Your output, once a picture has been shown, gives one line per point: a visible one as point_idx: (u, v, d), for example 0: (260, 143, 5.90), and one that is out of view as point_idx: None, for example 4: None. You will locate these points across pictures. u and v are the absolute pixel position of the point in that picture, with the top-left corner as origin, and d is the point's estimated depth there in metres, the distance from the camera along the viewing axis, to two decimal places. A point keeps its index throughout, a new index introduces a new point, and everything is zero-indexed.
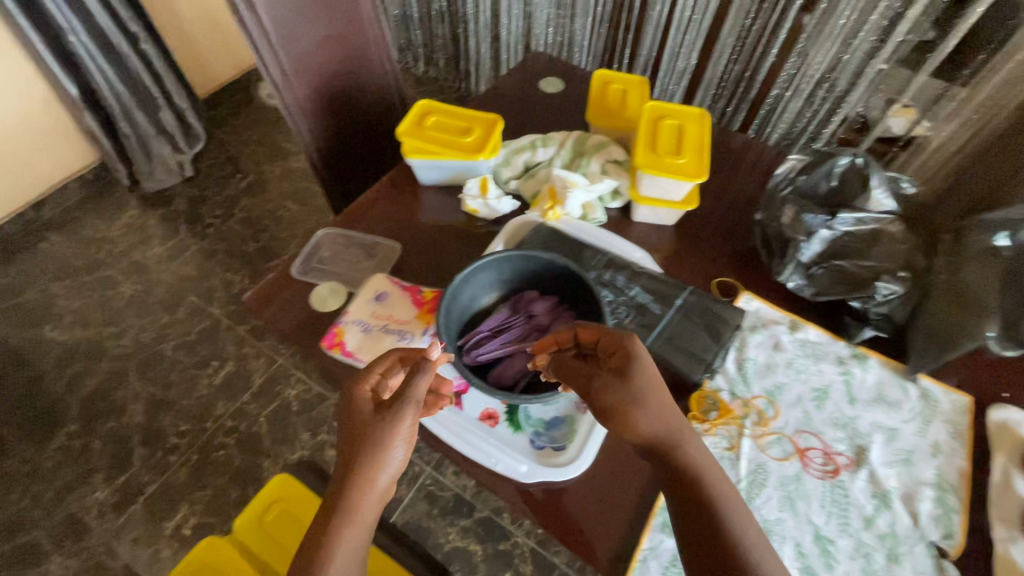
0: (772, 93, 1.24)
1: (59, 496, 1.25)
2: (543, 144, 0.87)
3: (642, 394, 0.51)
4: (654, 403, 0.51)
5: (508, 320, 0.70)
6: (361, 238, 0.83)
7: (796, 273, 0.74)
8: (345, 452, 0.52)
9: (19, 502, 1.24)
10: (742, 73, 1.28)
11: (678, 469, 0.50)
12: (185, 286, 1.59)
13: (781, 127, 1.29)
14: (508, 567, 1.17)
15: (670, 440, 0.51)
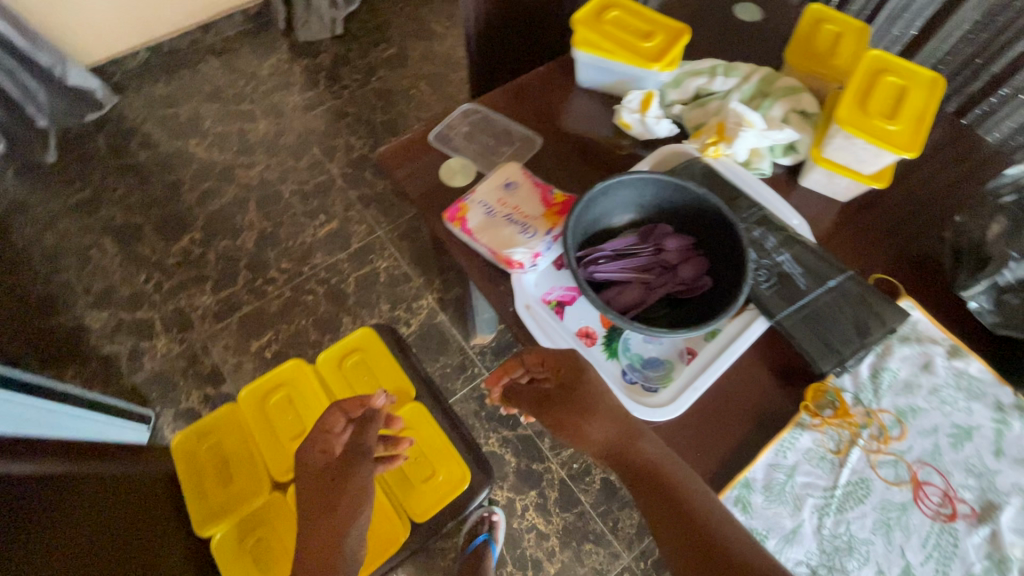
0: (1002, 90, 1.04)
1: (174, 289, 1.41)
2: (725, 72, 0.77)
3: (593, 394, 0.57)
4: (600, 403, 0.56)
5: (634, 247, 0.64)
6: (502, 123, 0.78)
7: (985, 294, 0.62)
8: (317, 498, 0.72)
9: (143, 284, 1.41)
10: (972, 58, 1.07)
11: (642, 469, 0.54)
12: (313, 138, 1.66)
13: (997, 134, 1.08)
14: (535, 487, 1.20)
15: (621, 435, 0.55)
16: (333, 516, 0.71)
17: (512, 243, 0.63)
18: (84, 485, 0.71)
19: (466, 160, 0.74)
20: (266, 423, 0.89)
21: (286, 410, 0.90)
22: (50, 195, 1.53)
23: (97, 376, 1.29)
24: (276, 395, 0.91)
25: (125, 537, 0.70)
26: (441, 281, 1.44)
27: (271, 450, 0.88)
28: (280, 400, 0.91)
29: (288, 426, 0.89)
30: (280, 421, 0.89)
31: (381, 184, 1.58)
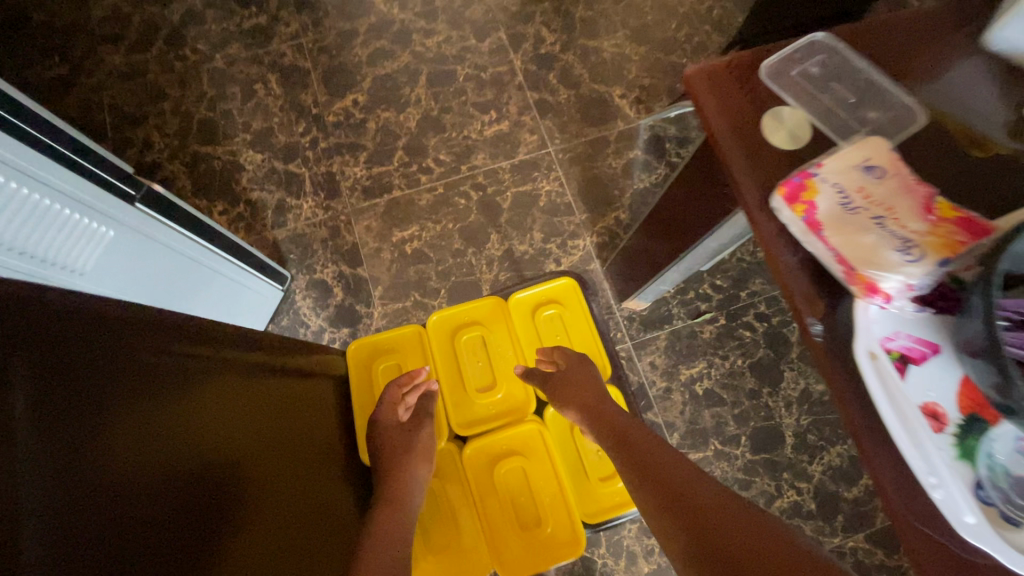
0: None
1: (328, 151, 1.32)
2: None
3: (578, 372, 0.84)
4: (583, 376, 0.84)
5: None
6: (859, 69, 0.54)
7: None
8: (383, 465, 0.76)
9: (299, 137, 1.33)
10: None
11: (620, 444, 0.72)
12: (502, 17, 1.44)
13: None
14: None
15: (595, 409, 0.79)
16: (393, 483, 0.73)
17: (877, 261, 0.43)
18: (241, 379, 0.60)
19: (804, 114, 0.52)
20: (455, 363, 0.92)
21: (477, 354, 0.92)
22: (225, 14, 1.43)
23: (243, 220, 1.26)
24: (467, 334, 0.93)
25: (274, 445, 0.60)
26: (604, 225, 1.26)
27: (458, 393, 0.91)
28: (470, 341, 0.93)
29: (477, 372, 0.91)
30: (469, 364, 0.92)
31: (564, 94, 1.36)
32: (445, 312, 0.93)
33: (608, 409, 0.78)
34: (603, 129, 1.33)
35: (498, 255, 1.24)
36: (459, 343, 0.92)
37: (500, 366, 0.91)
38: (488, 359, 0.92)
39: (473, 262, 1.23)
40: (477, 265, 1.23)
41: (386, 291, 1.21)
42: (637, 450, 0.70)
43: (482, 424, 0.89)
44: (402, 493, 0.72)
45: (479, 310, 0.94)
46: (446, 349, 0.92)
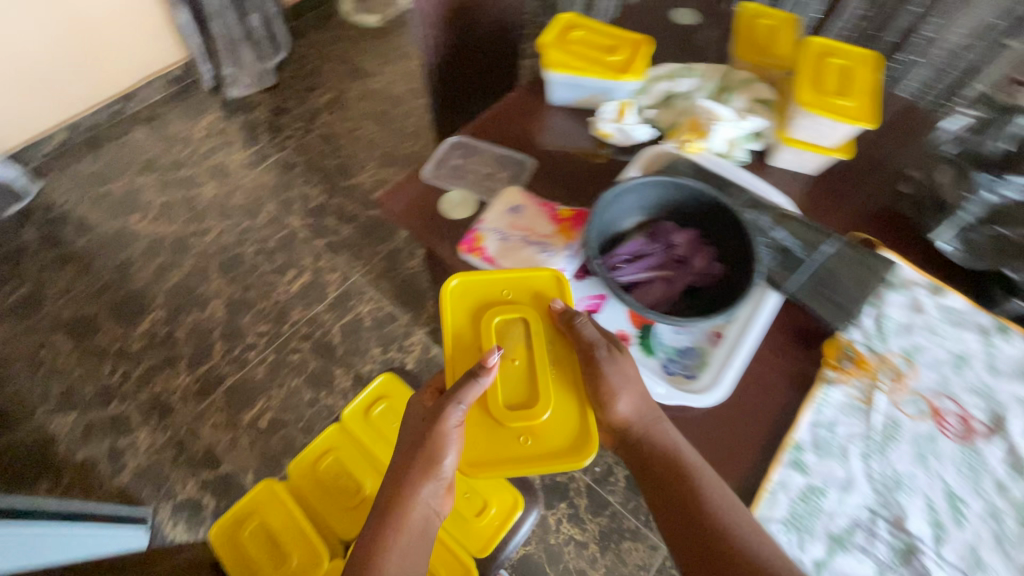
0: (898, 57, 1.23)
1: (145, 375, 1.32)
2: (685, 74, 0.82)
3: (623, 392, 0.57)
4: (622, 399, 0.57)
5: (646, 247, 0.68)
6: (490, 150, 0.80)
7: (953, 237, 0.70)
8: (400, 459, 0.60)
9: (108, 377, 1.31)
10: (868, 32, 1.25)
11: (681, 500, 0.55)
12: (265, 194, 1.61)
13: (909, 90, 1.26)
14: (564, 499, 1.21)
15: (648, 449, 0.57)
16: (406, 495, 0.58)
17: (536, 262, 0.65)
18: None
19: (465, 192, 0.75)
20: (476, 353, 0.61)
21: (514, 348, 0.61)
22: None
23: (76, 486, 1.18)
24: (503, 322, 0.62)
25: None
26: (427, 314, 1.42)
27: (480, 400, 0.60)
28: (506, 327, 0.62)
29: (511, 373, 0.60)
30: (502, 361, 0.60)
31: (345, 229, 1.55)
32: (472, 279, 0.64)
33: (671, 454, 0.56)
34: (390, 242, 1.53)
35: (349, 385, 1.32)
36: (491, 333, 0.61)
37: (546, 360, 0.60)
38: (528, 357, 0.61)
39: (329, 403, 1.29)
40: (334, 403, 1.29)
41: (259, 472, 1.21)
42: (685, 507, 0.54)
43: (507, 448, 0.58)
44: (411, 517, 0.58)
45: (526, 289, 0.63)
46: (473, 342, 0.61)
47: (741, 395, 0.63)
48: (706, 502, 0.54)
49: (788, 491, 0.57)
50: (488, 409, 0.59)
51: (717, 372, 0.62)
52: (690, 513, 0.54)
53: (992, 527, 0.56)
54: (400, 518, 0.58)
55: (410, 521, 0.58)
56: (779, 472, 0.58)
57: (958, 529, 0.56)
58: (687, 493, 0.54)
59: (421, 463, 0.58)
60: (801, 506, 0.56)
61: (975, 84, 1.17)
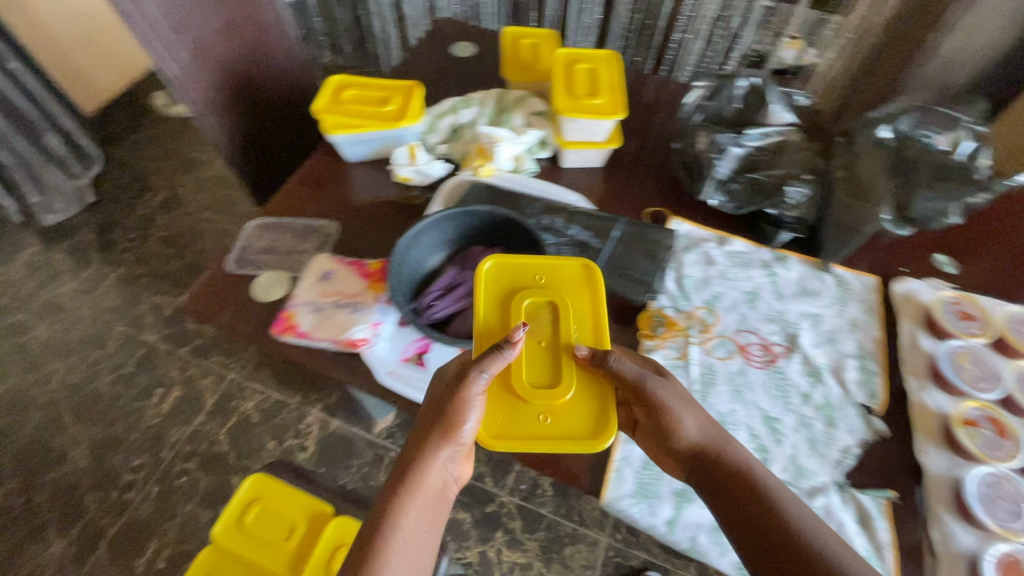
0: (674, 37, 1.35)
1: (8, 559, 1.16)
2: (465, 105, 0.88)
3: (683, 420, 0.54)
4: (689, 421, 0.54)
5: (458, 277, 0.71)
6: (293, 224, 0.80)
7: (716, 192, 0.79)
8: (419, 423, 0.55)
9: None
10: (643, 21, 1.36)
11: (741, 506, 0.51)
12: (110, 317, 1.48)
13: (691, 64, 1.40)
14: (498, 528, 1.20)
15: (713, 467, 0.53)
16: (422, 461, 0.53)
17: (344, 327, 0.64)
18: None
19: (275, 272, 0.74)
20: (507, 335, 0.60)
21: (541, 329, 0.60)
22: None
23: None
24: (533, 306, 0.61)
25: None
26: (317, 390, 1.36)
27: (504, 377, 0.58)
28: (536, 311, 0.61)
29: (539, 354, 0.59)
30: (530, 339, 0.59)
31: (209, 329, 1.46)
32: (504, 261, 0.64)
33: (737, 468, 0.53)
34: None
35: None
36: (522, 315, 0.60)
37: (571, 348, 0.59)
38: (556, 345, 0.59)
39: None
40: None
41: None
42: (747, 512, 0.51)
43: (529, 426, 0.56)
44: (429, 485, 0.53)
45: (560, 276, 0.63)
46: (501, 324, 0.60)
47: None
48: (764, 490, 0.51)
49: (632, 464, 0.61)
50: (511, 386, 0.57)
51: None
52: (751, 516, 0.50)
53: (805, 435, 0.64)
54: (416, 482, 0.53)
55: (428, 488, 0.53)
56: (621, 448, 0.61)
57: (778, 447, 0.63)
58: (749, 498, 0.51)
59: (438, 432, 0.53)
60: (645, 474, 0.60)
61: (740, 45, 1.31)
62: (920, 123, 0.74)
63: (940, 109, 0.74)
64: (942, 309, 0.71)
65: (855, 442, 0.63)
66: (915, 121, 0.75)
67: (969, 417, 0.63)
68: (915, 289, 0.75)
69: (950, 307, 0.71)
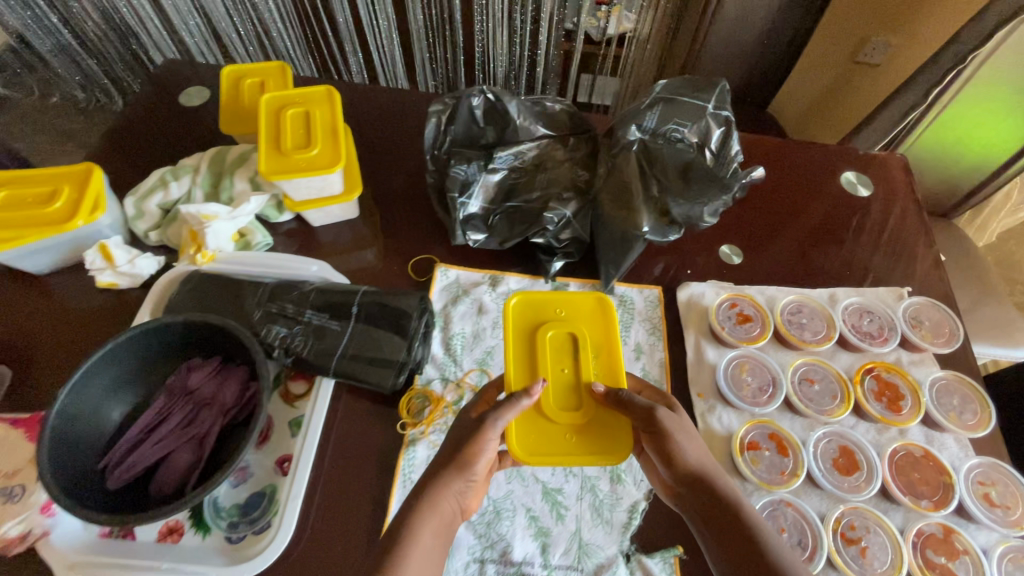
0: (476, 28, 1.08)
1: None
2: (175, 176, 0.73)
3: (692, 445, 0.49)
4: (692, 447, 0.48)
5: (166, 409, 0.58)
6: None
7: (474, 230, 0.68)
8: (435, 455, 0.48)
9: None
10: (441, 15, 1.07)
11: (733, 536, 0.45)
12: None
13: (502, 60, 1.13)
14: None
15: (708, 496, 0.47)
16: (449, 476, 0.46)
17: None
18: None
19: None
20: (533, 368, 0.54)
21: (563, 358, 0.55)
22: None
23: None
24: (555, 336, 0.56)
25: None
26: None
27: (531, 410, 0.53)
28: (559, 342, 0.56)
29: (562, 384, 0.54)
30: (551, 366, 0.54)
31: None
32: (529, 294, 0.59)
33: (731, 497, 0.47)
34: None
35: None
36: (547, 348, 0.55)
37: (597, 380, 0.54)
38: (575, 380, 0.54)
39: None
40: None
41: None
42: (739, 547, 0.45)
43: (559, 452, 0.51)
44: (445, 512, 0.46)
45: (579, 309, 0.58)
46: (526, 356, 0.55)
47: (327, 512, 0.56)
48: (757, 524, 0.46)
49: None
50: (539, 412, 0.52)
51: (283, 512, 0.54)
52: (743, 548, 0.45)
53: (589, 501, 0.57)
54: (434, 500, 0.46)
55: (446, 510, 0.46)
56: None
57: (559, 525, 0.55)
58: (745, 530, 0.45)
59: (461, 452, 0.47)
60: None
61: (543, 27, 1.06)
62: (667, 115, 0.67)
63: (684, 97, 0.68)
64: (719, 315, 0.66)
65: (642, 496, 0.57)
66: (662, 114, 0.67)
67: (750, 439, 0.58)
68: (699, 292, 0.69)
69: (727, 310, 0.67)
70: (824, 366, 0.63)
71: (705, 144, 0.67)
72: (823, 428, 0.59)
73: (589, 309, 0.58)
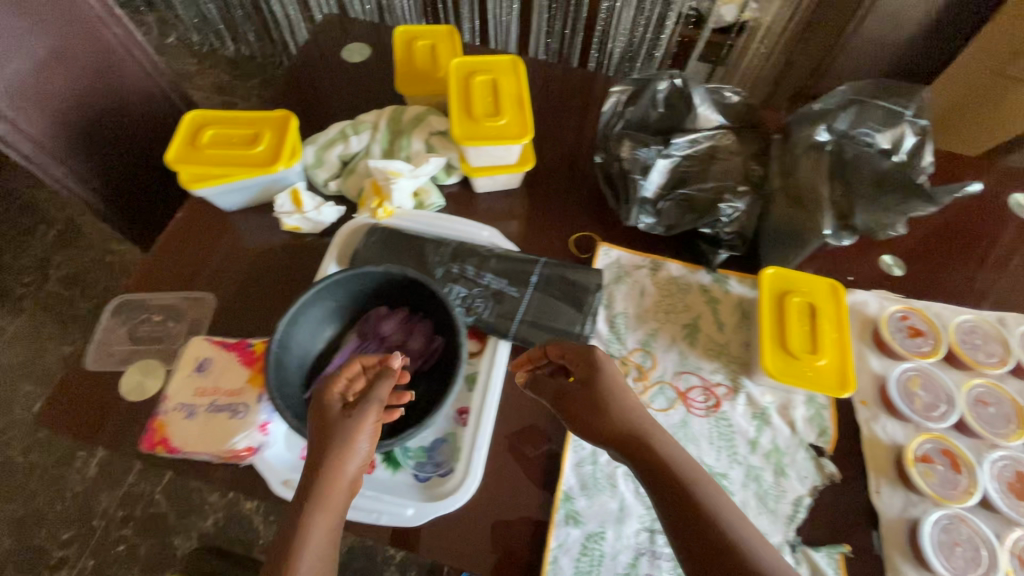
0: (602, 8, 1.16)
1: None
2: (355, 131, 0.76)
3: (617, 408, 0.49)
4: (616, 408, 0.49)
5: (359, 351, 0.62)
6: (158, 299, 0.69)
7: (645, 213, 0.70)
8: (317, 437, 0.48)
9: None
10: None
11: (667, 492, 0.44)
12: (14, 377, 1.35)
13: (621, 41, 1.22)
14: None
15: (640, 458, 0.46)
16: (331, 467, 0.45)
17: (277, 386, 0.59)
18: None
19: (143, 361, 0.64)
20: (780, 320, 0.61)
21: (806, 322, 0.61)
22: None
23: None
24: (798, 302, 0.62)
25: None
26: None
27: (775, 346, 0.60)
28: (803, 308, 0.62)
29: (803, 337, 0.60)
30: (795, 323, 0.61)
31: None
32: (784, 269, 0.65)
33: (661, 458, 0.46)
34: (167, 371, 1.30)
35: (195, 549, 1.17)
36: (792, 311, 0.61)
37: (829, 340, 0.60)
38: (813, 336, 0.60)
39: None
40: None
41: None
42: (683, 513, 0.43)
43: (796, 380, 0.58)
44: (341, 492, 0.46)
45: (817, 291, 0.63)
46: (775, 315, 0.62)
47: (503, 467, 0.59)
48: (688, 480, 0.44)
49: (570, 550, 0.55)
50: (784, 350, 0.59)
51: (466, 460, 0.58)
52: (686, 512, 0.42)
53: (754, 489, 0.58)
54: (323, 489, 0.45)
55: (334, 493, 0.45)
56: (556, 534, 0.55)
57: None
58: (683, 488, 0.44)
59: (345, 432, 0.47)
60: (584, 562, 0.54)
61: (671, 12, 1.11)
62: (861, 118, 0.66)
63: (879, 101, 0.67)
64: (890, 326, 0.66)
65: (806, 492, 0.58)
66: (855, 116, 0.67)
67: (922, 452, 0.58)
68: (867, 299, 0.69)
69: (898, 322, 0.66)
70: (1000, 390, 0.62)
71: (895, 150, 0.66)
72: (997, 451, 0.59)
73: (821, 290, 0.63)
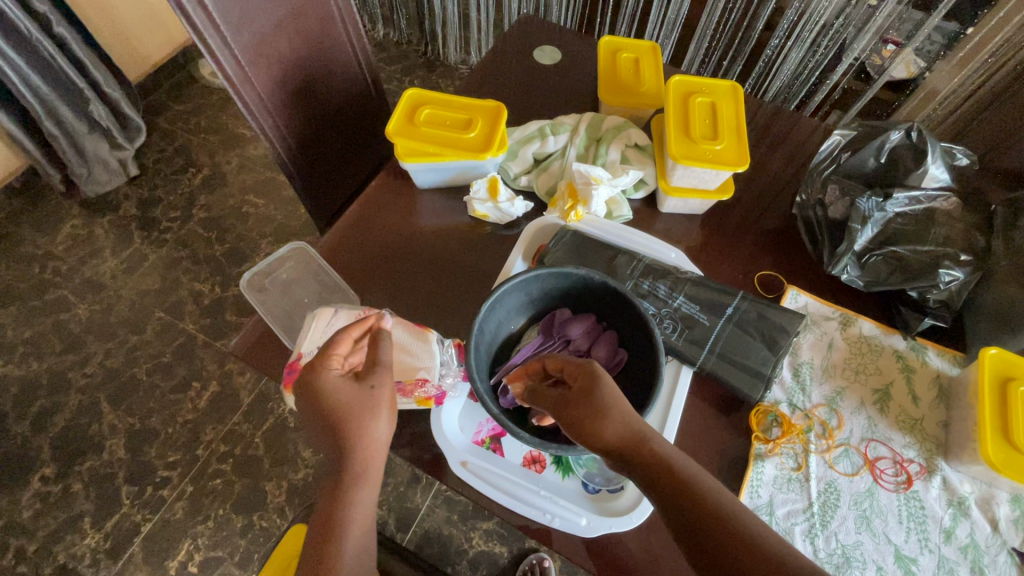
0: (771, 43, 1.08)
1: (55, 534, 1.20)
2: (553, 131, 0.77)
3: (615, 411, 0.46)
4: (614, 420, 0.45)
5: (543, 348, 0.63)
6: (353, 262, 0.72)
7: (849, 265, 0.67)
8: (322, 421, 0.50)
9: (19, 543, 1.19)
10: (740, 22, 1.11)
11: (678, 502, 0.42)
12: (149, 303, 1.46)
13: (782, 79, 1.13)
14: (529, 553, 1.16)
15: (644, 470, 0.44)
16: (357, 445, 0.49)
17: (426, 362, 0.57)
18: None
19: None
20: (1005, 406, 0.57)
21: None
22: None
23: None
24: None
25: None
26: None
27: (998, 434, 0.56)
28: None
29: None
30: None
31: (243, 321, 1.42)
32: (1009, 350, 0.60)
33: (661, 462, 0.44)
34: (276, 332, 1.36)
35: (284, 500, 1.22)
36: (1021, 400, 0.56)
37: None
38: None
39: (265, 523, 1.20)
40: (269, 524, 1.20)
41: None
42: (687, 516, 0.42)
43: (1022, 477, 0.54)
44: (375, 461, 0.50)
45: None
46: (998, 399, 0.57)
47: None
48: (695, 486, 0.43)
49: None
50: (1010, 441, 0.55)
51: None
52: (695, 517, 0.41)
53: None
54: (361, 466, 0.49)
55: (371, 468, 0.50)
56: None
57: None
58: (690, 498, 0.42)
59: (360, 404, 0.49)
60: None
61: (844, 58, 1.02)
62: None
63: None
64: None
65: None
66: None
67: None
68: None
69: None
70: None
71: None
72: None
73: None
